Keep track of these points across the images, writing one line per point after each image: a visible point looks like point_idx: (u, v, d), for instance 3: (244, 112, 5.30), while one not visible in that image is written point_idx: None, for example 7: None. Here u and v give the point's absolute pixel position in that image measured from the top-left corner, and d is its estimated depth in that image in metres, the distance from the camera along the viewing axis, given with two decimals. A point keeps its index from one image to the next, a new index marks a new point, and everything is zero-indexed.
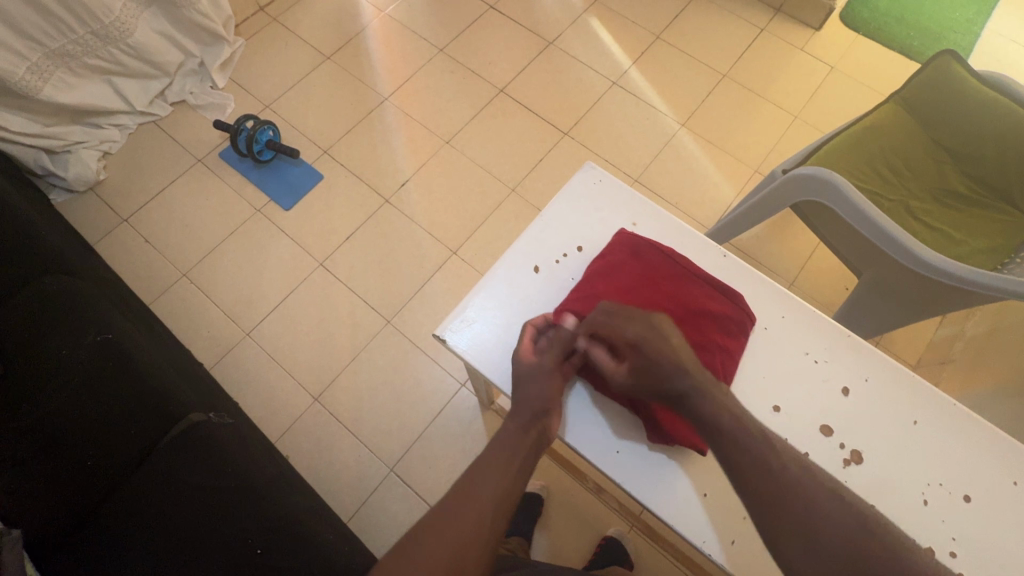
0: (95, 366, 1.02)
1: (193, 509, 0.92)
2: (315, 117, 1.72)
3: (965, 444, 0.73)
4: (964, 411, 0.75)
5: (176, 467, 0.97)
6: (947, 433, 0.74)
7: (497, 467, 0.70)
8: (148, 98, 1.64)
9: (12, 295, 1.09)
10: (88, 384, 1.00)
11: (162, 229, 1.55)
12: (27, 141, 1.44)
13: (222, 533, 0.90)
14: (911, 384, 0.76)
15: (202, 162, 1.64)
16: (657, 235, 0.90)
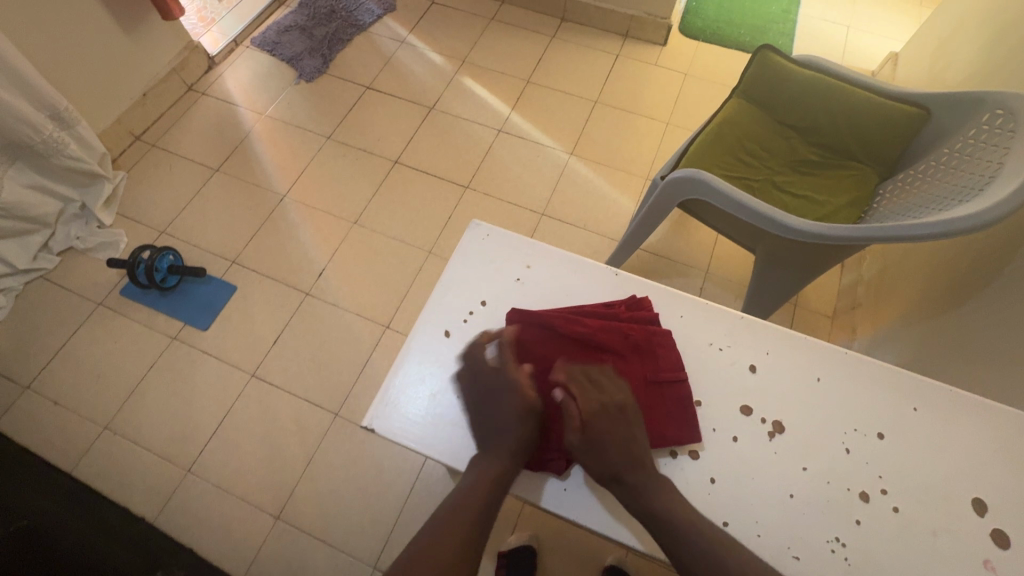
0: (21, 555, 0.91)
1: None
2: (216, 229, 1.69)
3: (865, 384, 0.80)
4: (856, 356, 0.82)
5: None
6: (846, 381, 0.80)
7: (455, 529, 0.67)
8: (31, 254, 1.56)
9: None
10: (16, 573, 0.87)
11: (72, 385, 1.45)
12: None
13: None
14: (802, 345, 0.83)
15: (102, 305, 1.56)
16: (553, 271, 0.93)
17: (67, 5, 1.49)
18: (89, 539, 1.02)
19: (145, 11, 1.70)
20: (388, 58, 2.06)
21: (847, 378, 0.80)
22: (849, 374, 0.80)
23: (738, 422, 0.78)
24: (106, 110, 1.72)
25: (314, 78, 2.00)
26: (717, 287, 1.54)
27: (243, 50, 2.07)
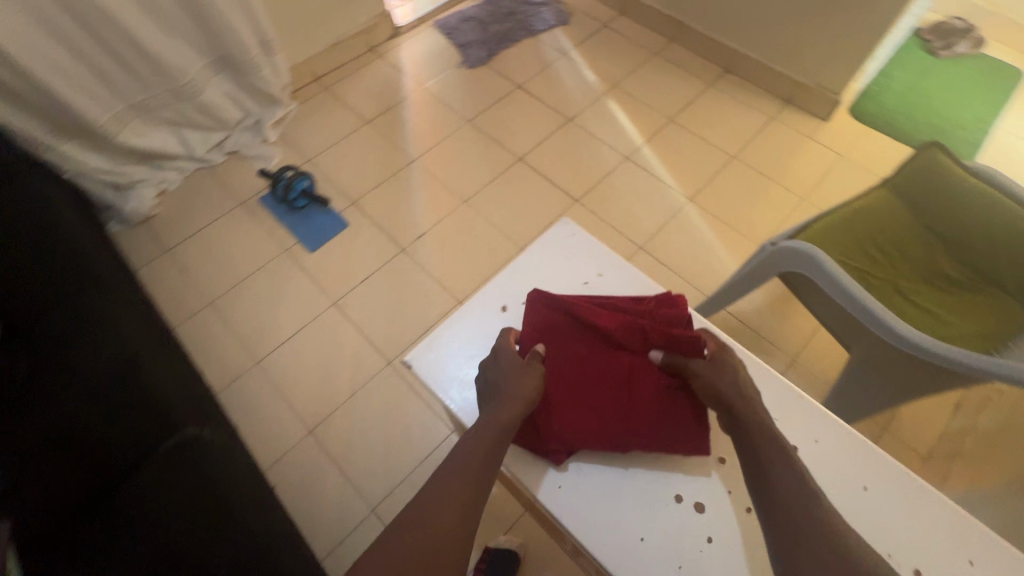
0: (113, 374, 1.10)
1: (181, 523, 0.97)
2: (349, 171, 1.89)
3: (909, 509, 0.79)
4: (911, 480, 0.82)
5: (167, 479, 1.02)
6: (891, 499, 0.80)
7: (458, 473, 0.74)
8: (207, 147, 1.86)
9: (50, 308, 1.19)
10: (102, 391, 1.09)
11: (199, 261, 1.70)
12: (97, 177, 1.65)
13: (208, 552, 0.92)
14: (823, 416, 0.86)
15: (243, 204, 1.81)
16: (620, 288, 1.01)
17: None
18: (169, 376, 1.16)
19: None
20: (547, 65, 2.17)
21: (892, 496, 0.80)
22: (897, 494, 0.80)
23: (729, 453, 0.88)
24: (302, 49, 2.00)
25: (476, 67, 2.17)
26: (799, 377, 1.42)
27: (425, 28, 2.29)
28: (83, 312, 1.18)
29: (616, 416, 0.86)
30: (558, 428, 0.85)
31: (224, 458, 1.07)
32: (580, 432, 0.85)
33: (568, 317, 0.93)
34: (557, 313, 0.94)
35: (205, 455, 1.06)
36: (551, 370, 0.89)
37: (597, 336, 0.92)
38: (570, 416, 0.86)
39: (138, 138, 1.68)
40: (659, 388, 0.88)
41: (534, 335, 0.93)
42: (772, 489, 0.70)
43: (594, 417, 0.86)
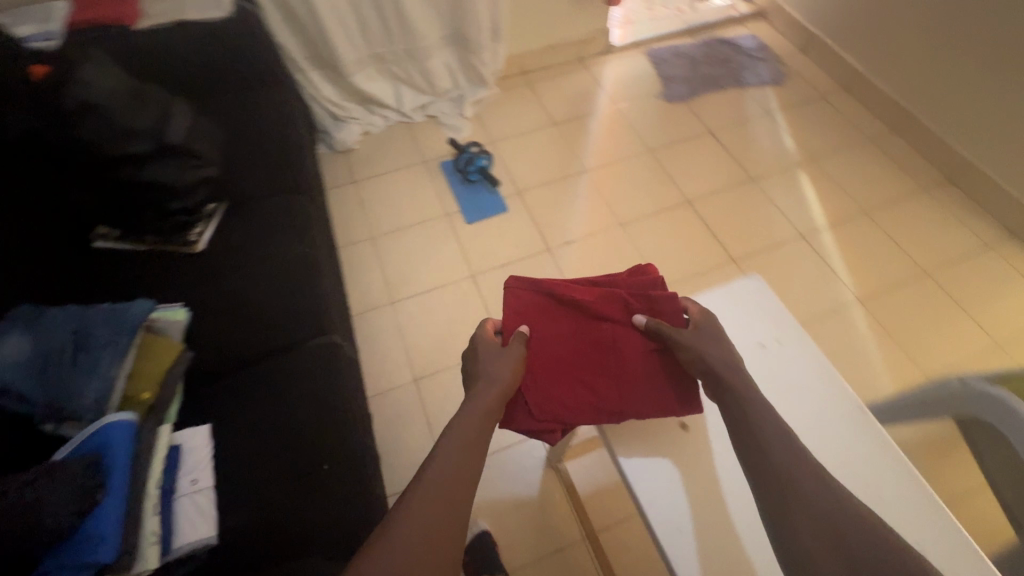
0: (293, 266, 1.30)
1: (301, 411, 1.08)
2: (524, 162, 1.99)
3: None
4: None
5: (302, 369, 1.13)
6: None
7: (460, 459, 0.73)
8: (414, 106, 2.06)
9: (269, 197, 1.45)
10: (283, 276, 1.27)
11: (377, 201, 1.90)
12: (326, 105, 1.94)
13: (314, 444, 1.04)
14: (918, 483, 0.83)
15: (425, 163, 1.99)
16: (794, 360, 0.96)
17: None
18: (329, 287, 1.31)
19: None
20: (746, 120, 2.10)
21: None
22: None
23: (736, 463, 0.90)
24: (520, 43, 2.16)
25: (674, 102, 2.17)
26: None
27: (638, 53, 2.33)
28: (288, 209, 1.42)
29: (601, 385, 0.92)
30: (548, 408, 0.90)
31: (343, 368, 1.16)
32: (573, 404, 0.91)
33: (549, 297, 0.97)
34: (536, 296, 0.97)
35: (333, 359, 1.16)
36: (538, 349, 0.94)
37: (576, 310, 0.96)
38: (560, 387, 0.92)
39: (366, 83, 1.94)
40: (643, 356, 0.93)
41: (519, 318, 0.96)
42: (760, 452, 0.70)
43: (585, 389, 0.92)
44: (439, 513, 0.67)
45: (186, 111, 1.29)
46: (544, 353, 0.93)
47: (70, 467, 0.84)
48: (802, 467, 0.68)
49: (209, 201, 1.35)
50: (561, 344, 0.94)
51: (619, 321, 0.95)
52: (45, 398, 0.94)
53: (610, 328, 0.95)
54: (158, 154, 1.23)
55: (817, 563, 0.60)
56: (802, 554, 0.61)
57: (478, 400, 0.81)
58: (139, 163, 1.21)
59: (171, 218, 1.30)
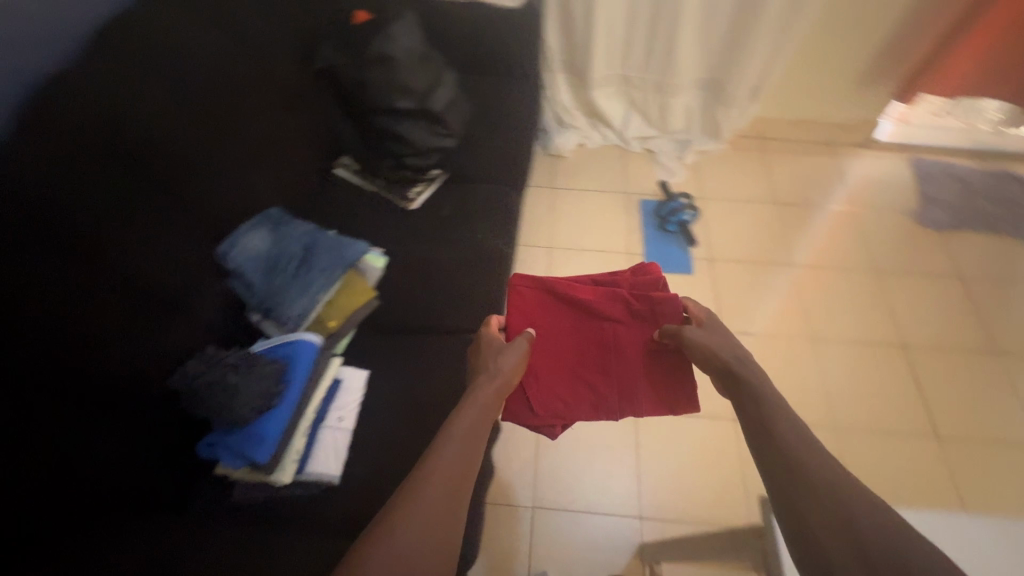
0: (485, 255, 1.31)
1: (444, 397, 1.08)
2: (727, 230, 1.84)
3: None
4: None
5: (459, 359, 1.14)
6: None
7: (465, 445, 0.76)
8: (637, 135, 2.00)
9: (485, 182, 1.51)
10: (473, 262, 1.30)
11: (567, 213, 1.88)
12: (556, 108, 1.96)
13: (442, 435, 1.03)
14: None
15: (625, 193, 1.92)
16: None
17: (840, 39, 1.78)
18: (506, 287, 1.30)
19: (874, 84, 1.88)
20: (1011, 280, 1.73)
21: None
22: None
23: None
24: (772, 107, 1.99)
25: (926, 227, 1.86)
26: None
27: (901, 158, 2.03)
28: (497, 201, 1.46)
29: (601, 379, 1.01)
30: (547, 402, 0.99)
31: None
32: (578, 402, 1.00)
33: (556, 298, 1.08)
34: (542, 297, 1.09)
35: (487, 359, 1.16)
36: (544, 347, 1.04)
37: (580, 309, 1.06)
38: (565, 387, 1.01)
39: (602, 100, 1.93)
40: (645, 356, 1.00)
41: (524, 316, 1.07)
42: (772, 441, 0.70)
43: (588, 387, 1.01)
44: (454, 490, 0.70)
45: (452, 83, 1.39)
46: (545, 349, 1.04)
47: (264, 366, 0.94)
48: (812, 455, 0.67)
49: (436, 166, 1.43)
50: (562, 342, 1.04)
51: (622, 322, 1.04)
52: (263, 295, 1.06)
53: (608, 327, 1.04)
54: (416, 113, 1.34)
55: (837, 566, 0.57)
56: (822, 558, 0.58)
57: (479, 395, 0.86)
58: (398, 116, 1.33)
59: (401, 171, 1.40)
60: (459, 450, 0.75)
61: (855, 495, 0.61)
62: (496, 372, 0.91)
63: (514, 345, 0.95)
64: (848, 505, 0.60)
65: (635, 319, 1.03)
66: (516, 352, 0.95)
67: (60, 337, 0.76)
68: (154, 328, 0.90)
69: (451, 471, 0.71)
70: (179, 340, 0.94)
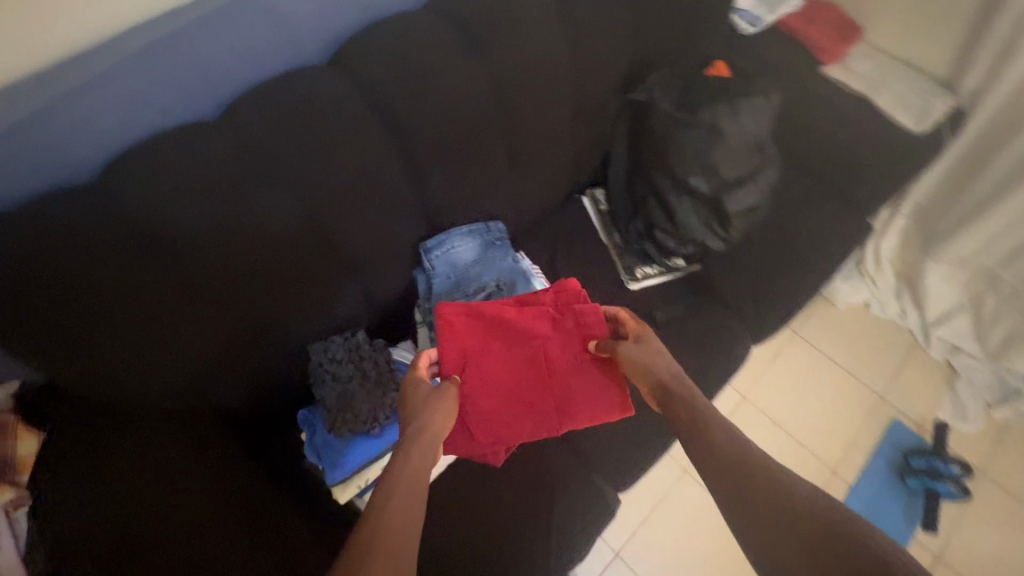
0: None
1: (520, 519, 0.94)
2: (987, 536, 1.29)
3: None
4: None
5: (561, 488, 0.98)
6: None
7: (430, 443, 0.71)
8: (948, 340, 1.45)
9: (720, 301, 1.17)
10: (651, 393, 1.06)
11: (791, 373, 1.47)
12: (868, 252, 1.52)
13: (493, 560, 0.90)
14: None
15: (879, 396, 1.44)
16: None
17: None
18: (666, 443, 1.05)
19: None
20: None
21: None
22: None
23: None
24: None
25: None
26: None
27: None
28: (718, 334, 1.13)
29: (542, 398, 0.86)
30: (493, 429, 0.83)
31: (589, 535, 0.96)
32: (523, 422, 0.85)
33: (483, 322, 0.86)
34: (469, 328, 0.85)
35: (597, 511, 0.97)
36: (477, 389, 0.82)
37: (508, 330, 0.87)
38: (508, 422, 0.84)
39: (937, 279, 1.43)
40: (586, 371, 0.87)
41: (454, 352, 0.82)
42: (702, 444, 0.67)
43: (533, 410, 0.86)
44: (416, 494, 0.64)
45: (767, 185, 1.09)
46: (474, 381, 0.82)
47: (392, 382, 0.88)
48: (735, 448, 0.65)
49: (685, 257, 1.17)
50: (493, 375, 0.84)
51: (555, 343, 0.87)
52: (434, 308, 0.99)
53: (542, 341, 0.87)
54: (705, 198, 1.09)
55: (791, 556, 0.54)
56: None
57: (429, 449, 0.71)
58: (684, 191, 1.09)
59: (644, 242, 1.18)
60: (405, 481, 0.64)
61: (777, 475, 0.61)
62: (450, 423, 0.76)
63: (445, 392, 0.78)
64: (794, 500, 0.58)
65: (572, 337, 0.88)
66: (446, 398, 0.78)
67: (251, 282, 0.79)
68: (330, 292, 0.89)
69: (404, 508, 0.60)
70: (347, 308, 0.93)
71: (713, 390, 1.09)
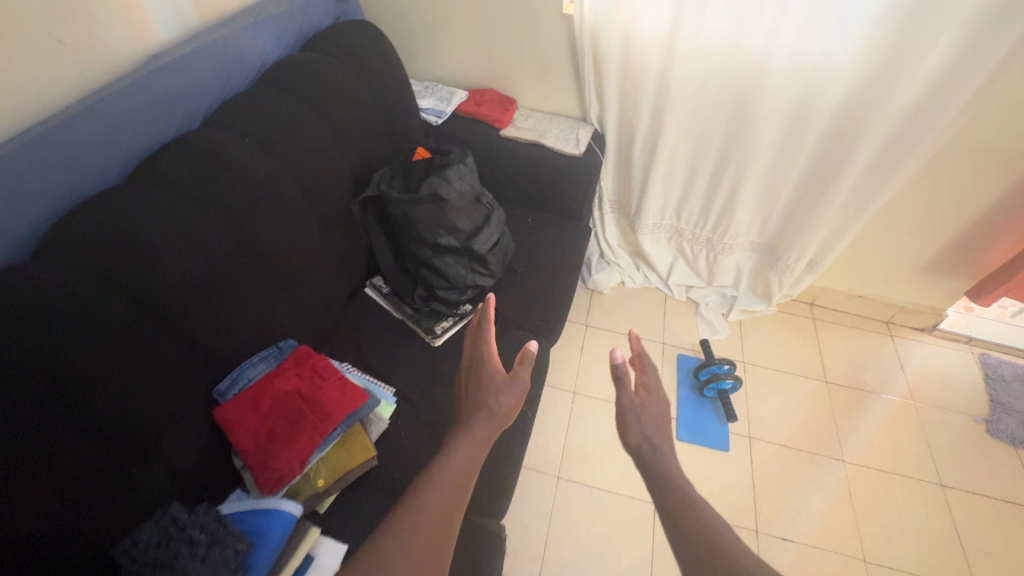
0: None
1: None
2: (768, 407, 1.67)
3: None
4: None
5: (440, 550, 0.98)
6: None
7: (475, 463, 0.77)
8: (680, 283, 1.91)
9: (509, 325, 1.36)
10: None
11: (598, 358, 1.75)
12: (602, 244, 1.92)
13: None
14: None
15: (662, 344, 1.80)
16: None
17: (912, 230, 1.66)
18: (518, 455, 1.14)
19: (945, 277, 1.75)
20: None
21: None
22: None
23: None
24: (830, 280, 1.87)
25: (1000, 438, 1.64)
26: None
27: (967, 350, 1.86)
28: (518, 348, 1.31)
29: (309, 425, 0.95)
30: (276, 461, 0.92)
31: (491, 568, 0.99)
32: (300, 453, 0.93)
33: (244, 394, 0.96)
34: (238, 400, 0.95)
35: (487, 552, 1.00)
36: (256, 443, 0.93)
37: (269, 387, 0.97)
38: (286, 459, 0.92)
39: (650, 244, 1.87)
40: (336, 392, 1.01)
41: (231, 427, 0.93)
42: (679, 497, 0.72)
43: (306, 439, 0.94)
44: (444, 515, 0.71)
45: (500, 223, 1.35)
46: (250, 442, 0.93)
47: (227, 539, 0.80)
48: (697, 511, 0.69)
49: (469, 301, 1.35)
50: (263, 427, 0.94)
51: (308, 382, 1.00)
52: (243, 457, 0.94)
53: (281, 384, 0.98)
54: (460, 251, 1.30)
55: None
56: None
57: (477, 430, 0.81)
58: (442, 252, 1.29)
59: (432, 303, 1.33)
60: (464, 464, 0.76)
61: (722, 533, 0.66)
62: (491, 399, 0.85)
63: (507, 380, 0.88)
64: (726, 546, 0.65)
65: (318, 374, 1.02)
66: (505, 383, 0.88)
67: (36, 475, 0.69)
68: (124, 488, 0.80)
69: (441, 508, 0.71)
70: (152, 493, 0.84)
71: (537, 395, 1.25)
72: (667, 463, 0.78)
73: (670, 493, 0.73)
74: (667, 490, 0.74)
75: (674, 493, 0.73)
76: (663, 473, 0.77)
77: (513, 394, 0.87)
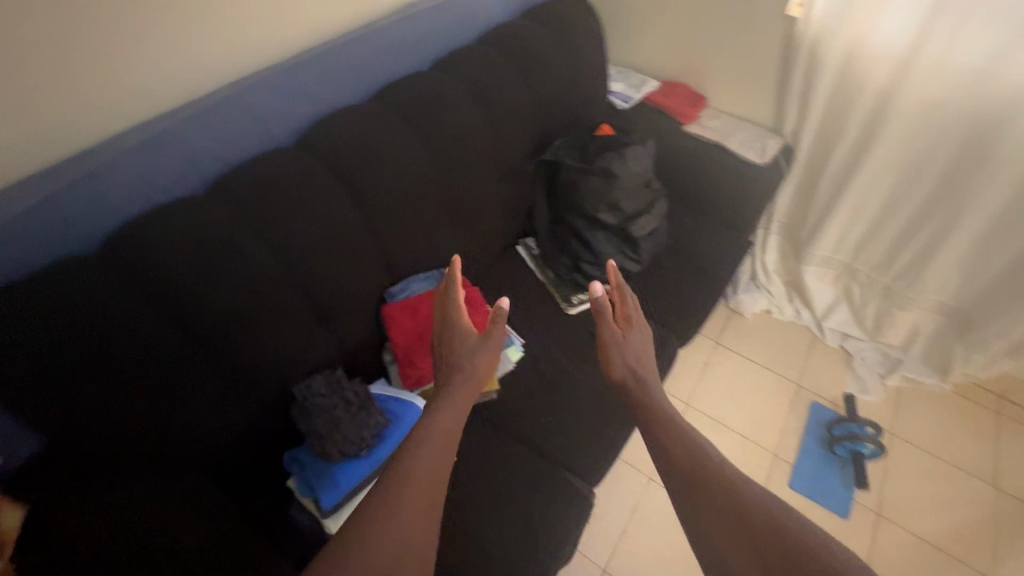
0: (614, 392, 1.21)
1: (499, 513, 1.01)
2: (908, 488, 1.46)
3: None
4: None
5: (533, 493, 1.05)
6: None
7: (453, 425, 0.77)
8: (835, 328, 1.70)
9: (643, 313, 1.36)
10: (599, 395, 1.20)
11: (721, 378, 1.66)
12: (757, 264, 1.80)
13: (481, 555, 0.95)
14: None
15: (797, 385, 1.66)
16: None
17: None
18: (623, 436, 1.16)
19: None
20: None
21: None
22: None
23: None
24: None
25: None
26: None
27: None
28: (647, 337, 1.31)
29: None
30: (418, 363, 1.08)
31: (575, 528, 1.03)
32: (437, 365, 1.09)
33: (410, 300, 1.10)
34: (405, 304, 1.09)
35: (574, 511, 1.04)
36: (408, 343, 1.09)
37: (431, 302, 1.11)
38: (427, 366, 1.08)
39: (812, 278, 1.71)
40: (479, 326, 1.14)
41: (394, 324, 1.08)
42: (671, 431, 0.78)
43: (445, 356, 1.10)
44: (434, 478, 0.69)
45: (661, 213, 1.37)
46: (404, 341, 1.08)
47: (374, 412, 0.96)
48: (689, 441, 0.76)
49: (610, 282, 1.38)
50: (418, 332, 1.08)
51: (459, 309, 1.13)
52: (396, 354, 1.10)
53: (440, 302, 1.12)
54: (615, 229, 1.32)
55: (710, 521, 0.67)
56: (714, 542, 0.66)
57: (455, 393, 0.81)
58: (597, 226, 1.33)
59: (575, 274, 1.37)
60: (448, 427, 0.76)
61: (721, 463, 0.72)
62: (465, 360, 0.87)
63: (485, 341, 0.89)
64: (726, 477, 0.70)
65: (468, 305, 1.15)
66: (484, 346, 0.89)
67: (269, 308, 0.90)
68: (313, 342, 0.99)
69: (432, 477, 0.69)
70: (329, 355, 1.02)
71: None
72: (649, 393, 0.87)
73: (652, 424, 0.81)
74: (659, 426, 0.80)
75: (671, 429, 0.79)
76: (658, 410, 0.83)
77: (489, 352, 0.89)
